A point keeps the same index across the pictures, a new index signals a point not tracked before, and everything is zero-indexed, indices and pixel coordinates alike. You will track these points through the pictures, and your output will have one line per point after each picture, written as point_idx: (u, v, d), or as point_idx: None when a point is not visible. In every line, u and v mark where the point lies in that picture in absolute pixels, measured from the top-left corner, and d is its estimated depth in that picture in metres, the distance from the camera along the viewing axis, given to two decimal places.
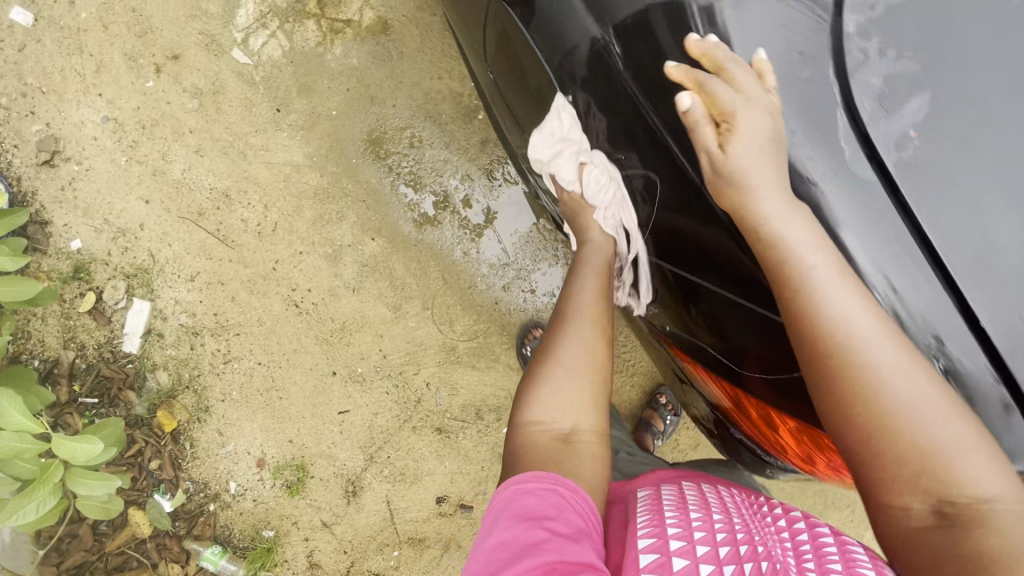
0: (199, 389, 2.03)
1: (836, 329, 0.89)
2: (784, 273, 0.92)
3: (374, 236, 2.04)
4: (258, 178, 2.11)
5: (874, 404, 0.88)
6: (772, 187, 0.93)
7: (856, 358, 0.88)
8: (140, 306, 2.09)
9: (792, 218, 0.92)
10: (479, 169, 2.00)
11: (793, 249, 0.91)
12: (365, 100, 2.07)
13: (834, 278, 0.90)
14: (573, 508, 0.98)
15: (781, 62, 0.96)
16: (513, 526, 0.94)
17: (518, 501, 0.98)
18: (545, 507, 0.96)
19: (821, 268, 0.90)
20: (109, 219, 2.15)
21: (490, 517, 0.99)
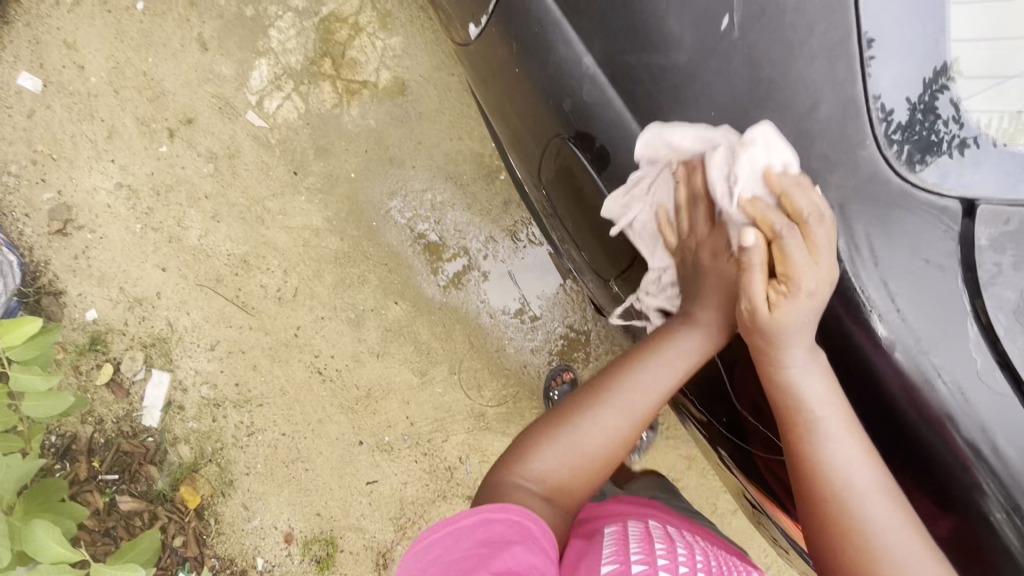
0: (222, 462, 1.98)
1: (834, 475, 0.96)
2: (789, 413, 0.99)
3: (397, 300, 2.01)
4: (276, 242, 2.08)
5: (850, 538, 0.94)
6: (798, 342, 0.97)
7: (847, 500, 0.95)
8: (160, 378, 2.05)
9: (810, 376, 0.97)
10: (502, 231, 1.98)
11: (804, 396, 0.97)
12: (385, 162, 2.05)
13: (842, 431, 0.96)
14: (536, 539, 0.96)
15: (905, 268, 0.93)
16: (476, 550, 0.91)
17: (483, 526, 0.95)
18: (511, 536, 0.94)
19: (829, 421, 0.96)
20: (125, 288, 2.11)
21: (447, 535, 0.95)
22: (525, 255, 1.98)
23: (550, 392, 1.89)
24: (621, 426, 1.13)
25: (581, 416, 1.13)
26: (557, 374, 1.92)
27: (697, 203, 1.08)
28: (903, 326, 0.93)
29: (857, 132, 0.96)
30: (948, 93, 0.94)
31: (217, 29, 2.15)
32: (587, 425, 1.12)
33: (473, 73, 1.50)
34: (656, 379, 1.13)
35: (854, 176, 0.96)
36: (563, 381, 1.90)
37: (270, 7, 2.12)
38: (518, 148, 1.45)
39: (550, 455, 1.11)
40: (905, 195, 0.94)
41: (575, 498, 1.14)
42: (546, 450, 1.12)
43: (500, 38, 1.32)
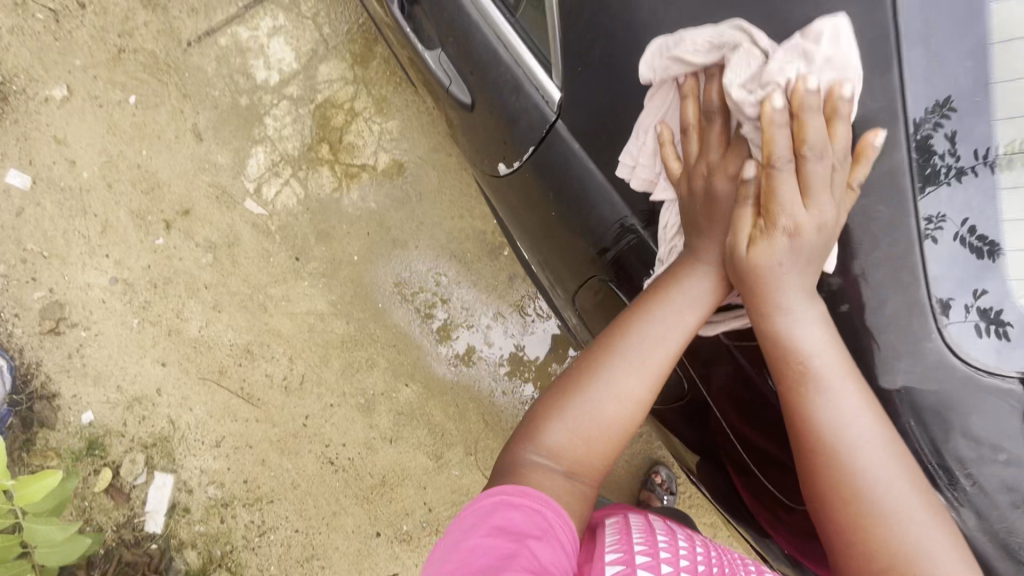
0: (233, 567, 1.92)
1: (819, 387, 0.93)
2: (786, 362, 0.95)
3: (407, 382, 1.99)
4: (280, 329, 2.05)
5: (865, 501, 0.89)
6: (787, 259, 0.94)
7: (850, 454, 0.90)
8: (163, 480, 1.97)
9: (804, 311, 0.95)
10: (509, 306, 1.99)
11: (799, 338, 0.94)
12: (388, 244, 2.05)
13: (821, 346, 0.94)
14: (556, 536, 0.90)
15: (975, 451, 0.95)
16: (495, 539, 0.85)
17: (505, 513, 0.89)
18: (532, 530, 0.88)
19: (834, 370, 0.93)
20: (122, 387, 2.04)
21: (465, 519, 0.90)
22: (534, 329, 1.99)
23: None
24: (637, 392, 1.02)
25: (588, 376, 1.03)
26: None
27: (713, 118, 1.00)
28: (979, 504, 0.96)
29: (921, 327, 0.96)
30: (943, 128, 0.95)
31: (211, 119, 2.15)
32: (602, 387, 1.02)
33: (495, 197, 1.55)
34: (668, 326, 1.03)
35: (920, 367, 0.96)
36: None
37: (265, 96, 2.14)
38: (549, 266, 1.48)
39: (560, 425, 1.01)
40: (970, 384, 0.95)
41: (589, 479, 1.02)
42: (555, 420, 1.02)
43: (529, 185, 1.36)
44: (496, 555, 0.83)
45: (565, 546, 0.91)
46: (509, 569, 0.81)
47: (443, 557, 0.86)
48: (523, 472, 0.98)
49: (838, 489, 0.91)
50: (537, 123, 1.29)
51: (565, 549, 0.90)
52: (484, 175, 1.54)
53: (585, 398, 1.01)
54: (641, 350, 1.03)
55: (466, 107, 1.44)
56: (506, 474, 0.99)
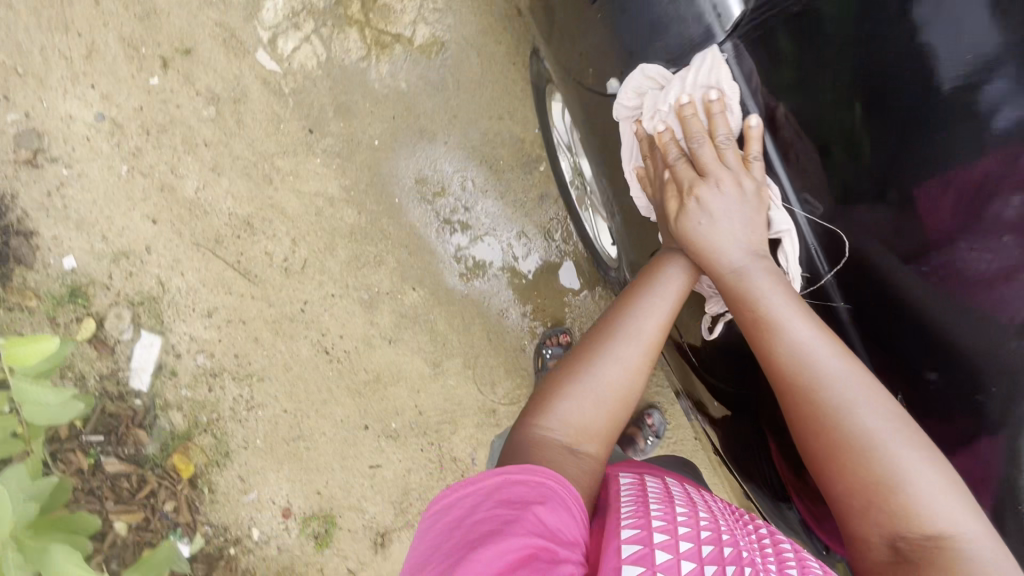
0: (218, 433, 1.91)
1: (780, 328, 1.00)
2: (746, 313, 1.05)
3: (415, 286, 1.90)
4: (284, 206, 1.89)
5: (841, 442, 0.91)
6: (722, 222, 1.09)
7: (818, 395, 0.94)
8: (150, 341, 1.90)
9: (754, 266, 1.07)
10: (535, 226, 1.88)
11: (754, 287, 1.05)
12: (414, 134, 1.86)
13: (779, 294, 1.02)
14: (564, 502, 0.85)
15: None
16: (499, 512, 0.80)
17: (506, 487, 0.83)
18: (537, 496, 0.83)
19: (783, 315, 1.01)
20: (109, 238, 1.89)
21: (461, 499, 0.83)
22: (559, 255, 1.90)
23: (543, 349, 1.86)
24: (637, 356, 1.07)
25: (590, 348, 1.08)
26: (554, 333, 1.88)
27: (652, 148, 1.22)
28: None
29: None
30: None
31: None
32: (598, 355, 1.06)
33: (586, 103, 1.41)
34: (656, 298, 1.13)
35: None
36: (562, 340, 1.87)
37: None
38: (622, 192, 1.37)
39: (570, 391, 1.03)
40: None
41: (601, 442, 1.02)
42: (564, 392, 1.03)
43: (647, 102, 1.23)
44: (501, 528, 0.78)
45: (574, 512, 0.86)
46: (517, 541, 0.76)
47: (441, 544, 0.80)
48: (538, 449, 0.96)
49: (817, 438, 0.94)
50: (695, 38, 1.16)
51: (573, 511, 0.85)
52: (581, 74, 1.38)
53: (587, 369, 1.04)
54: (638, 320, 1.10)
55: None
56: (517, 454, 0.96)
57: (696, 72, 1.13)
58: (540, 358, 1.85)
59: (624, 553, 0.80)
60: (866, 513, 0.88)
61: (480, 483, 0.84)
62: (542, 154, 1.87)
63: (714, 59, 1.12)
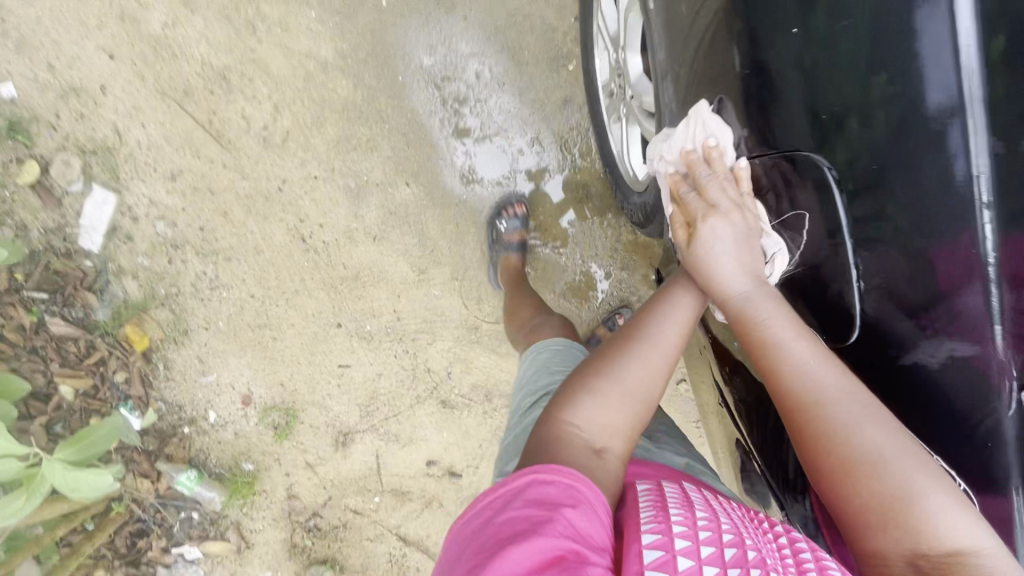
0: (176, 309, 1.76)
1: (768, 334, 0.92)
2: (747, 330, 0.95)
3: (408, 181, 1.71)
4: (268, 64, 1.63)
5: (843, 465, 0.81)
6: (721, 245, 1.00)
7: (824, 414, 0.84)
8: (103, 198, 1.69)
9: (759, 287, 0.97)
10: (551, 134, 1.67)
11: (758, 307, 0.95)
12: (429, 2, 1.59)
13: (771, 307, 0.94)
14: (594, 502, 0.78)
15: None
16: (529, 512, 0.73)
17: (535, 486, 0.76)
18: (567, 498, 0.76)
19: (782, 327, 0.91)
20: (56, 68, 1.61)
21: (492, 500, 0.76)
22: (572, 172, 1.70)
23: (498, 221, 1.68)
24: (658, 365, 1.01)
25: (609, 356, 1.02)
26: (508, 202, 1.68)
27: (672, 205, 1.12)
28: None
29: None
30: None
31: None
32: (612, 364, 1.00)
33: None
34: (670, 310, 1.07)
35: None
36: (515, 211, 1.68)
37: None
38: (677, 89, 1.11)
39: (591, 391, 0.96)
40: None
41: (629, 438, 0.94)
42: (587, 390, 0.96)
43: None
44: (529, 527, 0.71)
45: (605, 519, 0.78)
46: (545, 541, 0.69)
47: (467, 547, 0.73)
48: (559, 444, 0.88)
49: (815, 462, 0.85)
50: None
51: (605, 521, 0.77)
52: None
53: (608, 373, 0.98)
54: (655, 326, 1.04)
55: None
56: (537, 454, 0.87)
57: (687, 122, 1.04)
58: (495, 230, 1.67)
59: (647, 558, 0.71)
60: (871, 533, 0.78)
61: (510, 484, 0.78)
62: (573, 51, 1.62)
63: (703, 112, 1.02)
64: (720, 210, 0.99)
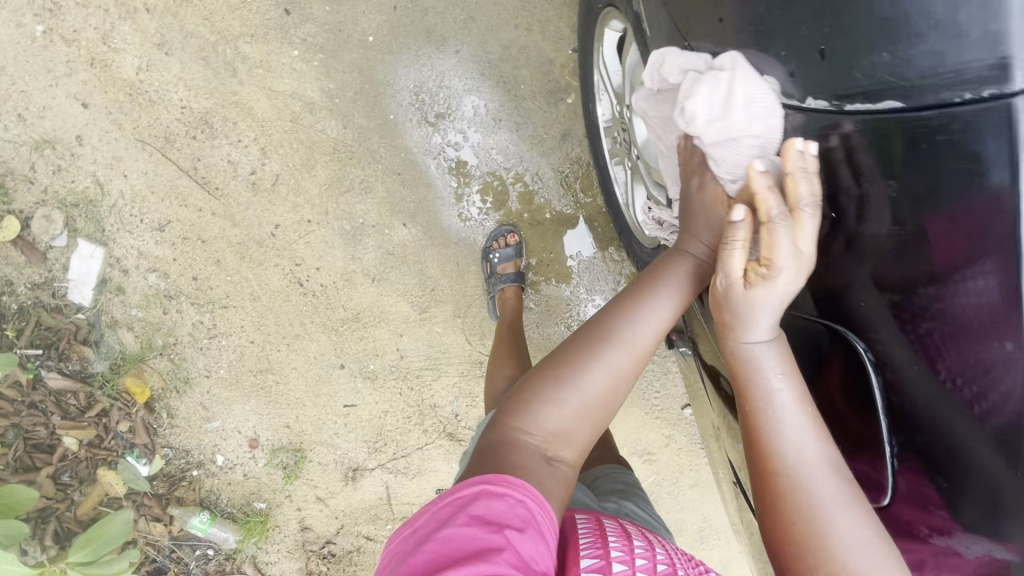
0: (175, 358, 1.73)
1: (760, 395, 0.81)
2: (739, 380, 0.84)
3: (405, 221, 1.66)
4: (252, 106, 1.55)
5: (796, 526, 0.75)
6: (785, 292, 0.78)
7: (802, 490, 0.76)
8: (90, 252, 1.63)
9: (777, 342, 0.82)
10: (550, 170, 1.62)
11: (761, 364, 0.82)
12: (418, 35, 1.51)
13: (777, 367, 0.81)
14: (542, 527, 0.73)
15: None
16: (473, 530, 0.69)
17: (483, 500, 0.72)
18: (515, 519, 0.72)
19: (783, 391, 0.79)
20: (28, 119, 1.53)
21: (438, 507, 0.72)
22: (573, 207, 1.66)
23: (491, 253, 1.62)
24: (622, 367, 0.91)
25: (584, 355, 0.91)
26: (501, 234, 1.63)
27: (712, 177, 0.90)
28: None
29: None
30: None
31: None
32: (583, 369, 0.89)
33: (667, 9, 0.94)
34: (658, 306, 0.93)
35: None
36: (508, 242, 1.63)
37: None
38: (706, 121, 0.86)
39: (553, 401, 0.87)
40: None
41: (582, 447, 0.89)
42: (549, 398, 0.87)
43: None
44: (473, 549, 0.67)
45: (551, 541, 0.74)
46: (487, 564, 0.65)
47: (404, 555, 0.69)
48: (514, 454, 0.82)
49: (768, 508, 0.79)
50: None
51: (551, 548, 0.73)
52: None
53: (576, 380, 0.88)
54: (637, 324, 0.92)
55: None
56: (482, 460, 0.82)
57: (727, 75, 0.81)
58: (489, 264, 1.61)
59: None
60: None
61: (459, 491, 0.74)
62: (570, 83, 1.56)
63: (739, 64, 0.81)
64: (801, 256, 0.77)
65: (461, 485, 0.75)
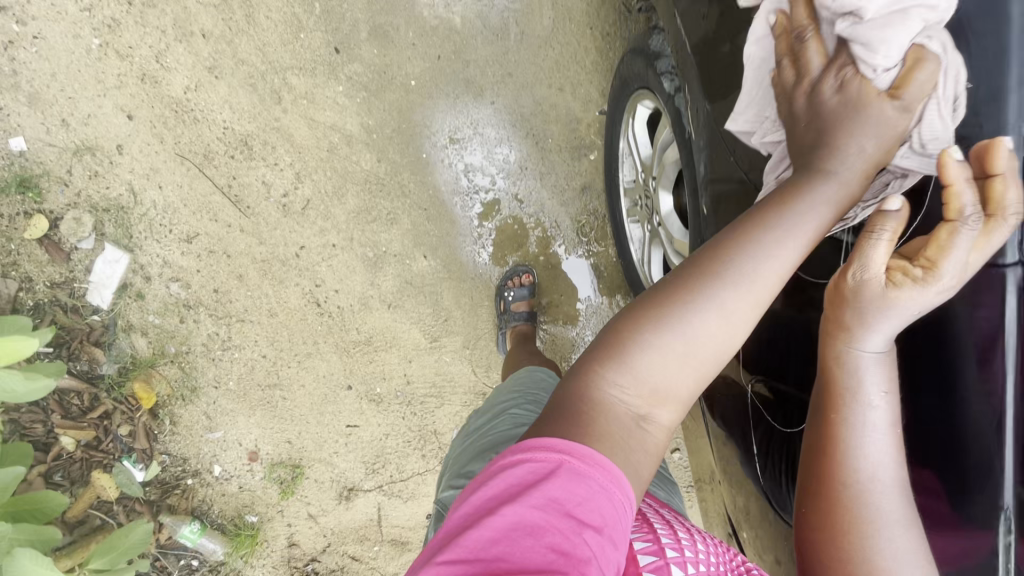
0: (186, 367, 1.76)
1: (852, 403, 0.75)
2: (830, 378, 0.77)
3: (426, 254, 1.74)
4: (292, 133, 1.63)
5: (849, 538, 0.73)
6: (924, 301, 0.70)
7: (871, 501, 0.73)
8: (115, 257, 1.66)
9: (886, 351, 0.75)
10: (568, 218, 1.72)
11: (858, 372, 0.75)
12: (458, 84, 1.61)
13: (880, 384, 0.74)
14: (622, 529, 0.64)
15: None
16: (549, 521, 0.60)
17: (564, 483, 0.62)
18: (595, 518, 0.62)
19: (879, 411, 0.74)
20: (71, 125, 1.57)
21: (510, 475, 0.63)
22: (585, 254, 1.76)
23: (504, 291, 1.70)
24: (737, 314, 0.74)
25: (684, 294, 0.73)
26: (517, 274, 1.71)
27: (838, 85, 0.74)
28: None
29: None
30: None
31: None
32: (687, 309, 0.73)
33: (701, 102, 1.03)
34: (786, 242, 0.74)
35: None
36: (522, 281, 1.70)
37: None
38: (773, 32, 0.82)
39: (651, 347, 0.73)
40: None
41: (682, 405, 0.74)
42: (647, 342, 0.72)
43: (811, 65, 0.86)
44: (545, 546, 0.59)
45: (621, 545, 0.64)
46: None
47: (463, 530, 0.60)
48: (591, 414, 0.69)
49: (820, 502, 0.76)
50: None
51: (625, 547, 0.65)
52: (726, 96, 0.95)
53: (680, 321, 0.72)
54: (756, 265, 0.74)
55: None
56: (559, 421, 0.68)
57: None
58: (502, 302, 1.69)
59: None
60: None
61: (538, 458, 0.64)
62: (595, 141, 1.66)
63: None
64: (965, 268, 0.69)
65: (537, 453, 0.64)
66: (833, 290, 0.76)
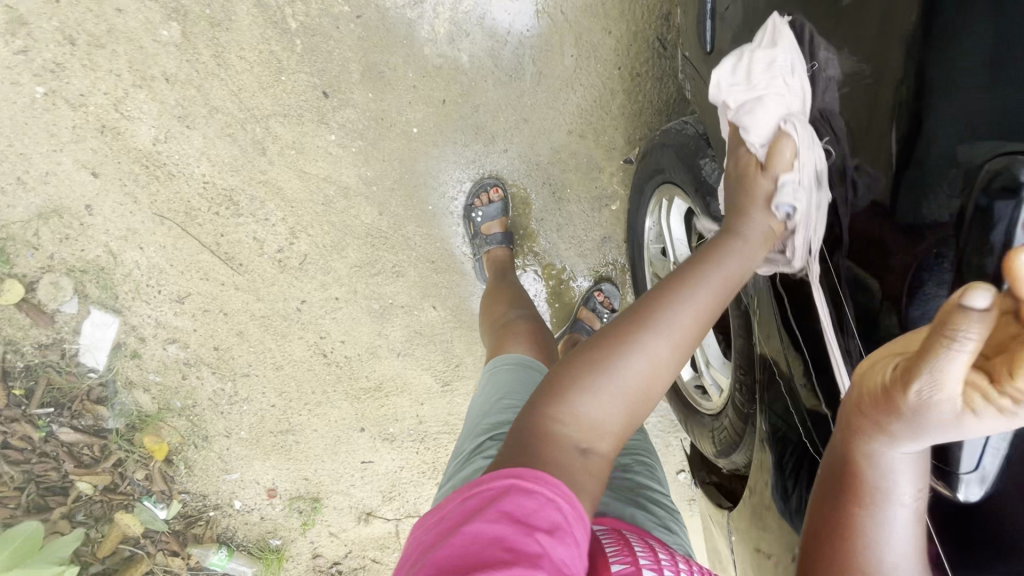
0: (194, 418, 1.73)
1: (872, 492, 0.61)
2: (852, 466, 0.63)
3: (434, 304, 1.65)
4: (281, 186, 1.47)
5: None
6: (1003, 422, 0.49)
7: None
8: (104, 320, 1.56)
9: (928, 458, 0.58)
10: (586, 269, 1.59)
11: (887, 465, 0.60)
12: (466, 130, 1.45)
13: (910, 480, 0.60)
14: (577, 535, 0.59)
15: None
16: (498, 534, 0.55)
17: (511, 494, 0.58)
18: (546, 523, 0.57)
19: (910, 509, 0.60)
20: (30, 184, 1.40)
21: (466, 502, 0.59)
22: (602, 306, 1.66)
23: (472, 211, 1.47)
24: (667, 347, 0.78)
25: (613, 338, 0.77)
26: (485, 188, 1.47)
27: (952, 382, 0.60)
28: None
29: None
30: None
31: None
32: (620, 344, 0.76)
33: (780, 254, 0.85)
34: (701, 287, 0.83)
35: None
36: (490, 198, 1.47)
37: None
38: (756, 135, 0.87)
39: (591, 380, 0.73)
40: None
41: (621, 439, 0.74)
42: (588, 381, 0.73)
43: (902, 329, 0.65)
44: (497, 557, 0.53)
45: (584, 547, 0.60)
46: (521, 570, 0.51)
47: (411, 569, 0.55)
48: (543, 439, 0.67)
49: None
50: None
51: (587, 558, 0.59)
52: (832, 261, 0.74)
53: (613, 356, 0.75)
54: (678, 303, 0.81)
55: (983, 204, 0.57)
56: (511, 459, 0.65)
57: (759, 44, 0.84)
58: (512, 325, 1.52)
59: None
60: None
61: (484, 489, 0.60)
62: (617, 191, 1.51)
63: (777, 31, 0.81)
64: None
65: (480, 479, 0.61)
66: (869, 383, 0.59)
